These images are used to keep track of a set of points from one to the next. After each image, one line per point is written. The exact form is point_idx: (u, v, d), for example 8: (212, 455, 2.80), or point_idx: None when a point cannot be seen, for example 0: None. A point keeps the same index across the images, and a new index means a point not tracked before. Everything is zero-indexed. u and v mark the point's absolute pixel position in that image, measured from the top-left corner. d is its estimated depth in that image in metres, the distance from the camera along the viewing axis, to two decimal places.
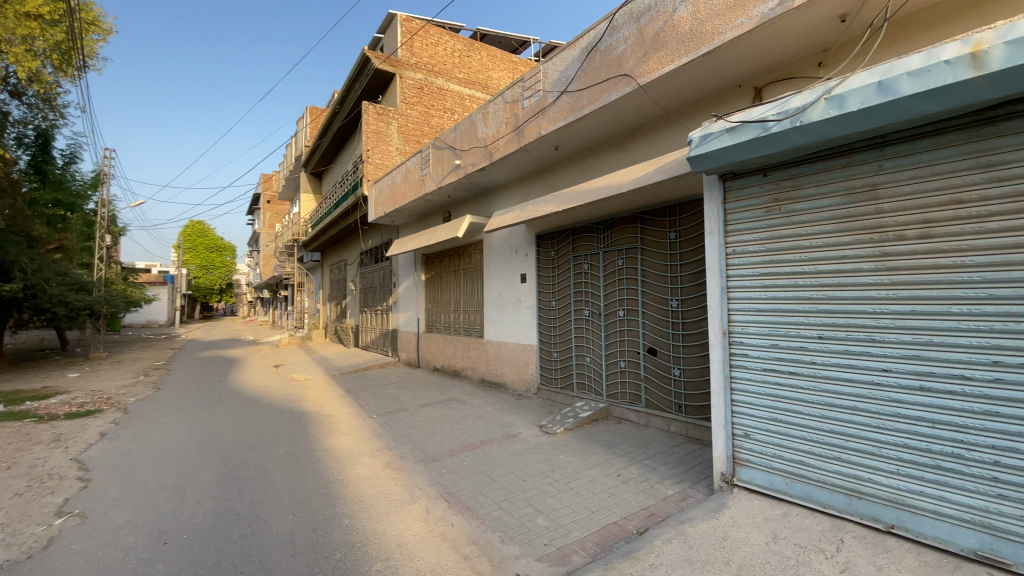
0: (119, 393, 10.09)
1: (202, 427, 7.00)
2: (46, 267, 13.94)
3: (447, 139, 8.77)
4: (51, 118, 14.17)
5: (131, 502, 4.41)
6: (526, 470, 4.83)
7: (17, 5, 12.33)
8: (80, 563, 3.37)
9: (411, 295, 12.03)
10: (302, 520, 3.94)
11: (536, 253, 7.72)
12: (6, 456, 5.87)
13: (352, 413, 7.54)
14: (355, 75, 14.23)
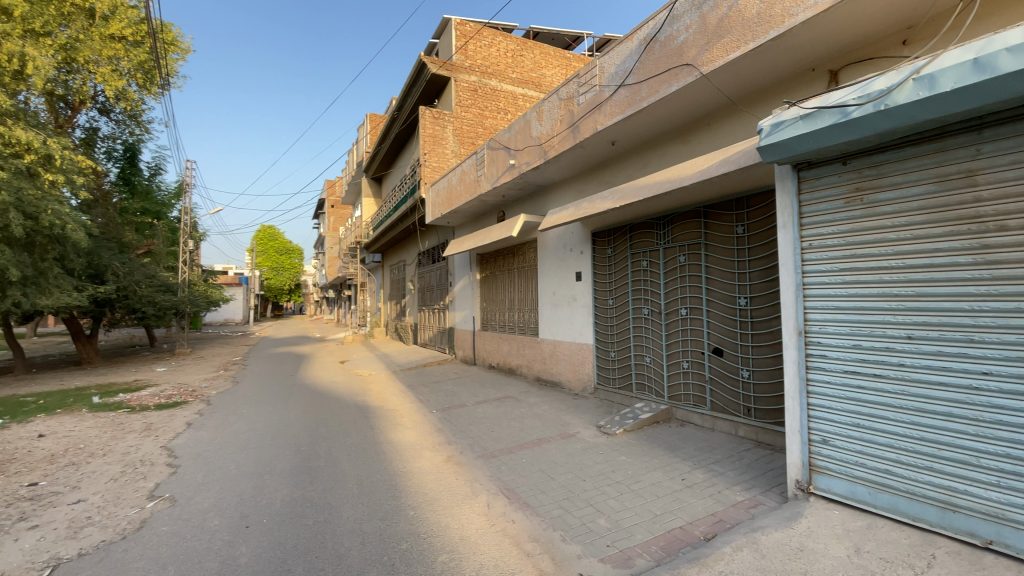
0: (202, 386, 10.94)
1: (277, 419, 7.46)
2: (137, 271, 15.36)
3: (501, 139, 8.85)
4: (136, 133, 15.85)
5: (214, 488, 4.75)
6: (585, 470, 4.78)
7: (103, 29, 13.88)
8: (172, 543, 3.67)
9: (466, 294, 12.22)
10: (370, 509, 4.10)
11: (591, 251, 7.63)
12: (107, 443, 6.50)
13: (412, 408, 7.75)
14: (411, 81, 14.68)
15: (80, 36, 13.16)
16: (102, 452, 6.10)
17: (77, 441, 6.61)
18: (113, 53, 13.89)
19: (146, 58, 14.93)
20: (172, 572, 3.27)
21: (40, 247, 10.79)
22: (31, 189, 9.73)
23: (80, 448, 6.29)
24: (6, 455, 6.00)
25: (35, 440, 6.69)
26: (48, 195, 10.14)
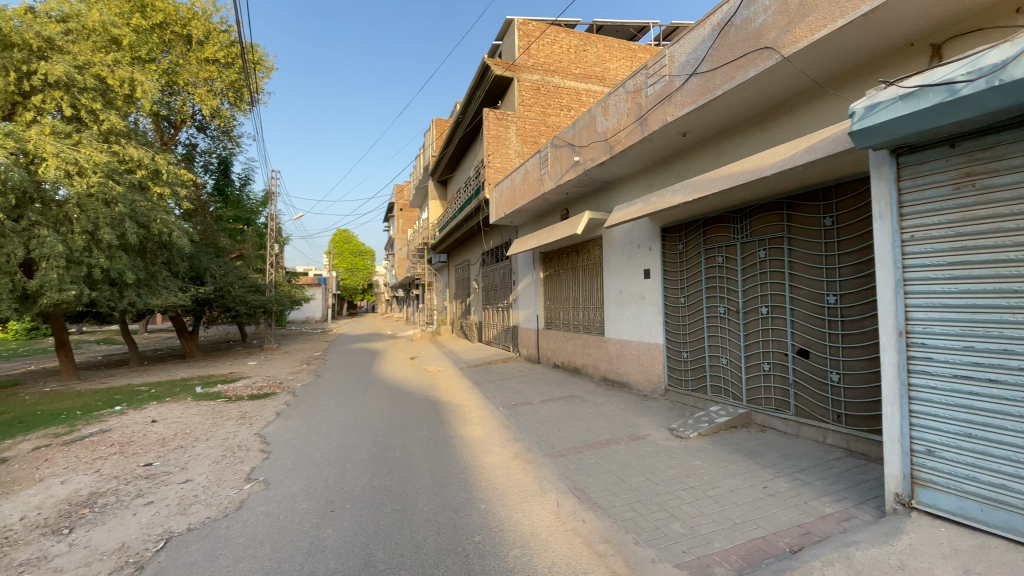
0: (288, 379, 11.81)
1: (355, 411, 7.91)
2: (231, 273, 16.88)
3: (565, 137, 8.80)
4: (228, 147, 17.34)
5: (301, 473, 5.12)
6: (658, 473, 4.65)
7: (200, 54, 15.53)
8: (266, 523, 4.00)
9: (531, 293, 12.28)
10: (444, 501, 4.23)
11: (661, 247, 7.41)
12: (209, 429, 7.20)
13: (480, 404, 7.92)
14: (475, 84, 14.98)
15: (180, 61, 14.93)
16: (206, 437, 6.76)
17: (185, 427, 7.37)
18: (208, 75, 15.54)
19: (236, 78, 16.38)
20: (268, 549, 3.55)
21: (151, 252, 12.12)
22: (142, 200, 10.97)
23: (187, 433, 7.02)
24: (129, 437, 6.81)
25: (151, 424, 7.53)
26: (156, 205, 11.38)
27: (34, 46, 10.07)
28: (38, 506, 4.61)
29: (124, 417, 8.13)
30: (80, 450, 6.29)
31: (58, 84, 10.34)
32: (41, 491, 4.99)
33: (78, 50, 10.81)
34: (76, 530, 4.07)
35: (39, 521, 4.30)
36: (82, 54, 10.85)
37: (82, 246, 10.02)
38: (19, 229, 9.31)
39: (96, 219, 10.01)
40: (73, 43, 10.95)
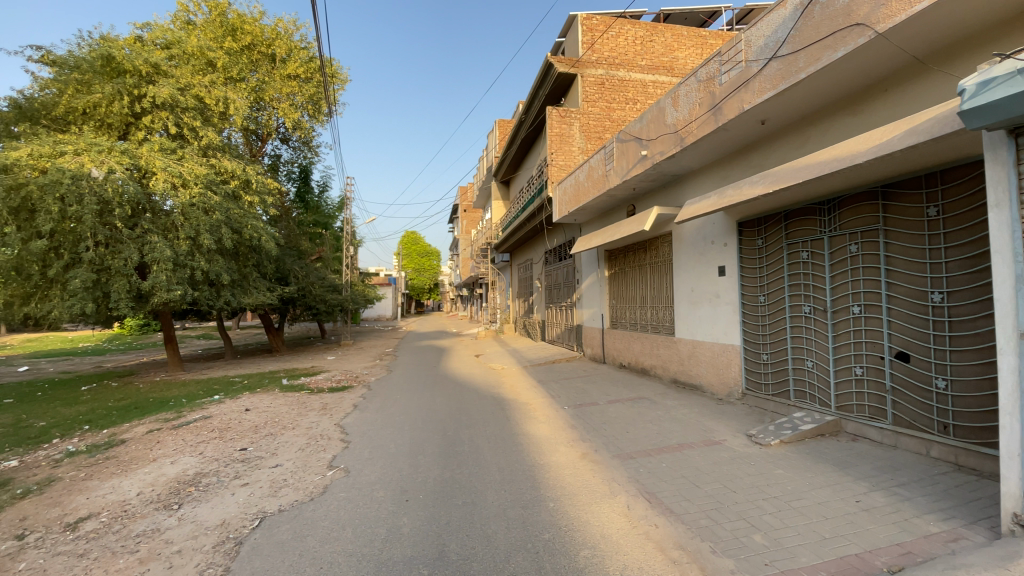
0: (363, 373, 12.45)
1: (425, 405, 8.21)
2: (311, 274, 18.08)
3: (632, 130, 8.59)
4: (308, 156, 18.56)
5: (378, 463, 5.39)
6: (735, 481, 4.43)
7: (284, 70, 16.75)
8: (348, 508, 4.25)
9: (595, 291, 12.12)
10: (513, 497, 4.28)
11: (737, 243, 7.04)
12: (295, 418, 7.76)
13: (545, 403, 7.93)
14: (538, 83, 15.00)
15: (266, 79, 16.13)
16: (292, 426, 7.30)
17: (274, 416, 8.00)
18: (290, 89, 16.70)
19: (315, 91, 17.38)
20: (349, 534, 3.77)
21: (243, 255, 13.08)
22: (235, 207, 12.00)
23: (276, 421, 7.61)
24: (227, 424, 7.50)
25: (245, 412, 8.25)
26: (246, 212, 12.39)
27: (143, 71, 11.33)
28: (154, 483, 5.19)
29: (222, 405, 8.97)
30: (187, 434, 7.01)
31: (164, 105, 11.57)
32: (156, 469, 5.61)
33: (179, 74, 12.01)
34: (185, 506, 4.55)
35: (155, 496, 4.85)
36: (183, 78, 12.07)
37: (185, 251, 11.11)
38: (135, 236, 10.57)
39: (197, 226, 11.07)
40: (175, 67, 12.22)
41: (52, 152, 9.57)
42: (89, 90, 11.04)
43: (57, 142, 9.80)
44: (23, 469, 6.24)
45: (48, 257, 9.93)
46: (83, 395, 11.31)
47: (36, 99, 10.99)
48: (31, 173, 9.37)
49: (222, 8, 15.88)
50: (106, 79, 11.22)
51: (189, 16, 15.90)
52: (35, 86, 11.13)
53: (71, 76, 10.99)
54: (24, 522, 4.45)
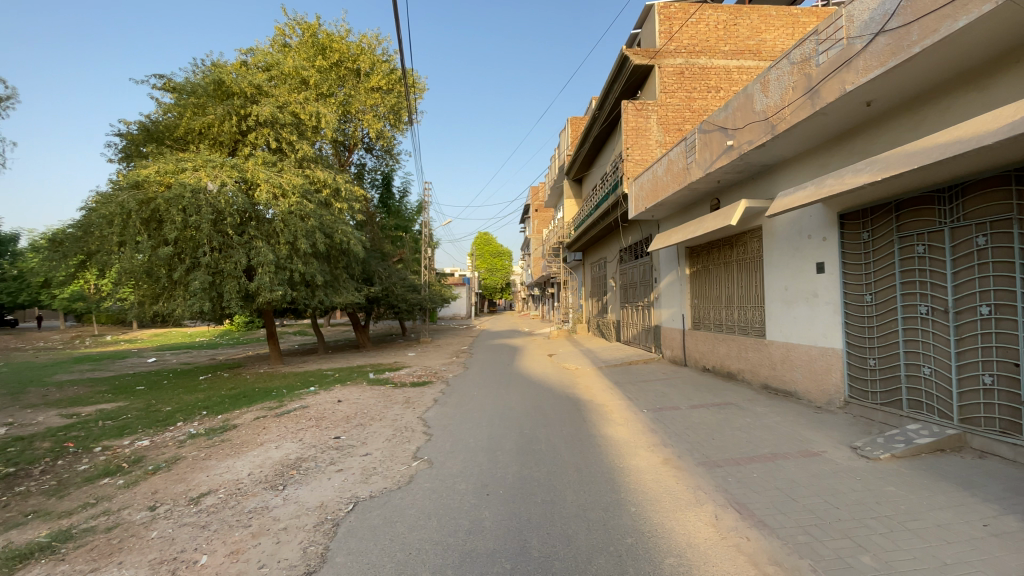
0: (442, 370, 12.91)
1: (502, 402, 8.36)
2: (393, 275, 19.05)
3: (716, 120, 8.18)
4: (390, 164, 19.60)
5: (459, 456, 5.57)
6: (837, 496, 4.07)
7: (368, 84, 17.82)
8: (433, 499, 4.43)
9: (675, 291, 11.67)
10: (593, 498, 4.24)
11: (838, 237, 6.47)
12: (381, 411, 8.22)
13: (622, 406, 7.75)
14: (613, 77, 14.75)
15: (352, 93, 17.25)
16: (378, 417, 7.74)
17: (362, 407, 8.53)
18: (373, 101, 17.69)
19: (396, 101, 18.26)
20: (435, 523, 3.93)
21: (333, 259, 14.07)
22: (327, 214, 12.96)
23: (364, 413, 8.11)
24: (321, 414, 8.11)
25: (337, 403, 8.87)
26: (336, 217, 13.34)
27: (248, 92, 12.55)
28: (262, 465, 5.73)
29: (317, 396, 9.72)
30: (288, 422, 7.67)
31: (266, 123, 12.75)
32: (262, 453, 6.20)
33: (278, 93, 13.16)
34: (288, 488, 4.98)
35: (262, 477, 5.36)
36: (281, 96, 13.20)
37: (285, 254, 12.15)
38: (242, 242, 11.72)
39: (295, 232, 12.06)
40: (274, 87, 13.42)
41: (175, 169, 10.90)
42: (203, 112, 12.40)
43: (179, 160, 11.14)
44: (156, 448, 7.16)
45: (173, 262, 11.22)
46: (201, 384, 12.76)
47: (162, 122, 12.67)
48: (158, 187, 10.73)
49: (313, 30, 17.21)
50: (216, 100, 12.49)
51: (285, 39, 17.40)
52: (160, 111, 12.75)
53: (189, 100, 12.41)
54: (159, 494, 5.11)
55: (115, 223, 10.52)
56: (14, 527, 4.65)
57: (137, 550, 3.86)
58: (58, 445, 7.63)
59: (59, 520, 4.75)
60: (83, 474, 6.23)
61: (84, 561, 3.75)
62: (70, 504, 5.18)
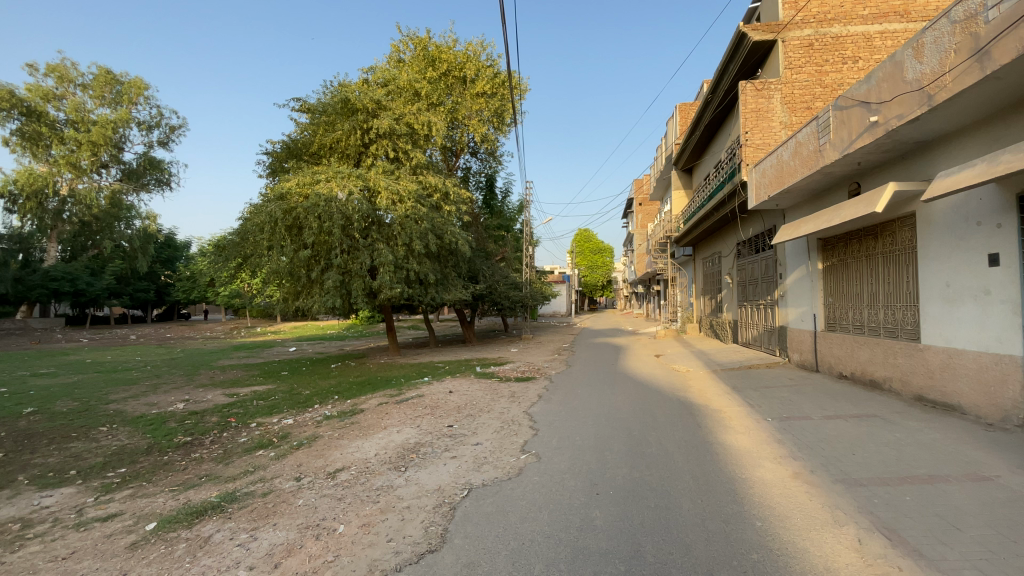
0: (545, 366, 13.04)
1: (608, 403, 8.21)
2: (497, 274, 19.63)
3: (856, 94, 7.24)
4: (494, 166, 20.30)
5: (567, 453, 5.59)
6: (1019, 529, 3.40)
7: (474, 89, 18.57)
8: (543, 492, 4.51)
9: (805, 287, 10.55)
10: (712, 509, 4.01)
11: (1019, 222, 5.41)
12: (489, 403, 8.54)
13: (742, 412, 7.19)
14: (728, 57, 13.73)
15: (459, 100, 18.14)
16: (488, 409, 8.05)
17: (472, 399, 8.94)
18: (478, 106, 18.38)
19: (500, 104, 18.80)
20: (546, 516, 4.00)
21: (443, 258, 14.90)
22: (438, 216, 13.82)
23: (474, 404, 8.49)
24: (436, 403, 8.65)
25: (449, 394, 9.40)
26: (446, 220, 14.14)
27: (369, 107, 13.77)
28: (386, 447, 6.27)
29: (430, 386, 10.38)
30: (407, 409, 8.29)
31: (385, 135, 13.89)
32: (386, 436, 6.77)
33: (395, 106, 14.25)
34: (409, 470, 5.39)
35: (387, 458, 5.85)
36: (398, 109, 14.28)
37: (402, 255, 13.12)
38: (366, 244, 12.84)
39: (411, 234, 13.02)
40: (391, 101, 14.53)
41: (312, 181, 12.33)
42: (333, 128, 13.85)
43: (315, 173, 12.60)
44: (299, 426, 8.18)
45: (311, 263, 12.65)
46: (332, 372, 14.28)
47: (300, 140, 14.41)
48: (298, 198, 12.22)
49: (424, 44, 18.41)
50: (343, 117, 13.87)
51: (399, 55, 18.80)
52: (299, 131, 14.51)
53: (321, 119, 13.92)
54: (302, 467, 5.83)
55: (265, 230, 12.16)
56: (194, 487, 5.62)
57: (287, 514, 4.45)
58: (224, 419, 9.04)
59: (226, 483, 5.63)
60: (243, 445, 7.32)
61: (246, 520, 4.41)
62: (234, 470, 6.13)
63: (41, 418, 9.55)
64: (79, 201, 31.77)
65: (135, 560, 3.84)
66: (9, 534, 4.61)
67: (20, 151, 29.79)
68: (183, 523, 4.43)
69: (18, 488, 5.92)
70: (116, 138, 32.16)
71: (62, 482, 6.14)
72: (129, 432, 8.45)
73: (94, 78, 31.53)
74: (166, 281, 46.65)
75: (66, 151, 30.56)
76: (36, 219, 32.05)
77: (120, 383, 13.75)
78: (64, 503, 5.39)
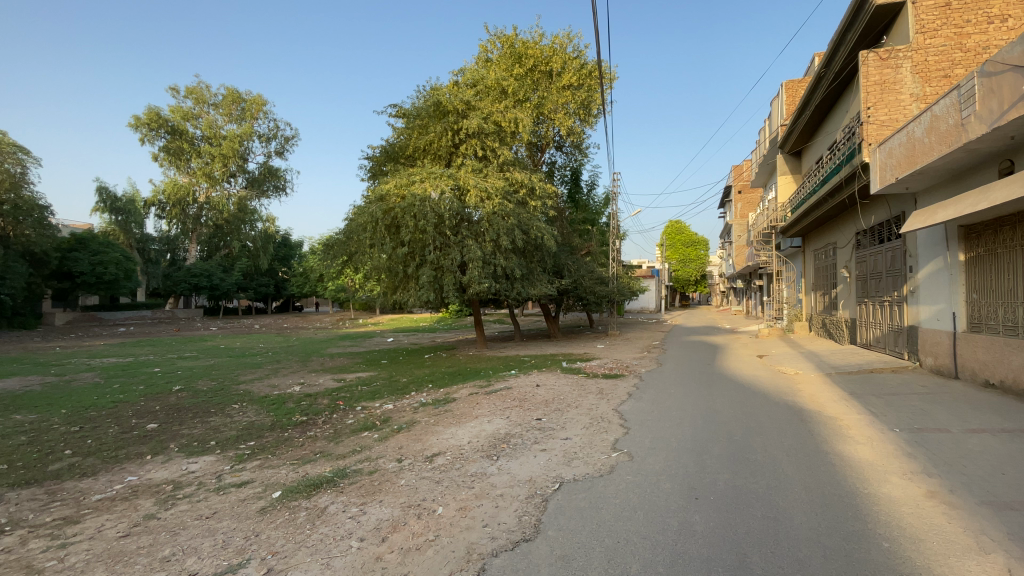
0: (634, 363, 12.69)
1: (705, 404, 7.76)
2: (582, 268, 19.37)
3: (1008, 57, 6.18)
4: (579, 159, 20.11)
5: (661, 454, 5.41)
6: None
7: (560, 82, 18.51)
8: (637, 492, 4.40)
9: (941, 282, 9.22)
10: (829, 524, 3.66)
11: None
12: (577, 399, 8.49)
13: (863, 422, 6.45)
14: (845, 26, 12.34)
15: (545, 94, 18.22)
16: (575, 405, 8.02)
17: (560, 393, 8.96)
18: (564, 99, 18.31)
19: (586, 95, 18.57)
20: (641, 516, 3.91)
21: (529, 254, 15.01)
22: (524, 212, 14.08)
23: (561, 399, 8.51)
24: (524, 395, 8.79)
25: (537, 387, 9.50)
26: (532, 215, 14.33)
27: (459, 108, 14.25)
28: (478, 435, 6.49)
29: (519, 379, 10.58)
30: (496, 400, 8.52)
31: (474, 134, 14.34)
32: (478, 425, 7.00)
33: (483, 105, 14.65)
34: (501, 459, 5.54)
35: (479, 446, 6.06)
36: (486, 108, 14.68)
37: (490, 251, 13.45)
38: (457, 241, 13.31)
39: (498, 230, 13.33)
40: (479, 101, 14.96)
41: (408, 182, 13.09)
42: (426, 131, 14.56)
43: (410, 175, 13.34)
44: (398, 411, 8.73)
45: (407, 260, 13.37)
46: (426, 362, 15.05)
47: (397, 144, 15.30)
48: (396, 198, 13.02)
49: (512, 41, 18.65)
50: (436, 119, 14.50)
51: (487, 54, 19.23)
52: (396, 135, 15.42)
53: (416, 123, 14.69)
54: (403, 449, 6.23)
55: (368, 230, 13.10)
56: (310, 461, 6.24)
57: (391, 493, 4.78)
58: (333, 402, 9.91)
59: (337, 460, 6.18)
60: (351, 426, 7.99)
61: (356, 495, 4.81)
62: (343, 449, 6.70)
63: (187, 395, 11.12)
64: (213, 207, 36.44)
65: (264, 523, 4.35)
66: (165, 493, 5.43)
67: (168, 165, 34.86)
68: (303, 493, 4.94)
69: (171, 454, 6.97)
70: (242, 150, 36.35)
71: (206, 451, 7.12)
72: (257, 410, 9.58)
73: (223, 98, 35.88)
74: (283, 277, 52.10)
75: (203, 163, 35.15)
76: (180, 224, 37.24)
77: (248, 367, 15.60)
78: (208, 469, 6.26)
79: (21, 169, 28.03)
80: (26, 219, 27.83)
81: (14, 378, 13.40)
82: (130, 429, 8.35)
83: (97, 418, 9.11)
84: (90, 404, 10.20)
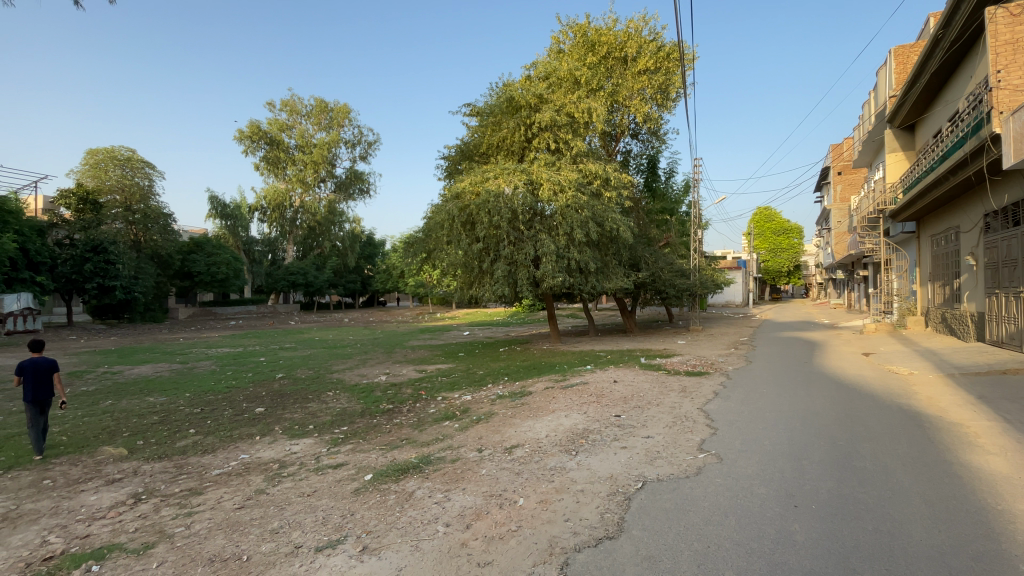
0: (719, 360, 12.06)
1: (801, 406, 7.15)
2: (660, 260, 18.63)
3: None
4: (656, 146, 19.40)
5: (754, 457, 5.08)
6: None
7: (636, 67, 17.94)
8: (728, 495, 4.17)
9: None
10: (954, 541, 3.24)
11: None
12: (658, 396, 8.20)
13: (994, 429, 5.61)
14: None
15: (620, 82, 17.75)
16: (656, 403, 7.75)
17: (639, 390, 8.72)
18: (640, 85, 17.75)
19: (664, 79, 17.84)
20: (733, 522, 3.70)
21: (604, 246, 14.69)
22: (598, 204, 13.82)
23: (641, 396, 8.25)
24: (601, 391, 8.64)
25: (615, 383, 9.31)
26: (607, 206, 14.04)
27: (532, 102, 14.32)
28: (556, 429, 6.48)
29: (595, 374, 10.44)
30: (573, 394, 8.47)
31: (546, 128, 14.30)
32: (555, 419, 7.00)
33: (556, 98, 14.64)
34: (580, 454, 5.49)
35: (557, 441, 6.04)
36: (559, 100, 14.64)
37: (564, 245, 13.38)
38: (531, 235, 13.36)
39: (572, 223, 13.21)
40: (552, 93, 14.95)
41: (483, 179, 13.30)
42: (500, 127, 14.70)
43: (485, 171, 13.61)
44: (476, 403, 8.96)
45: (482, 255, 13.56)
46: (501, 355, 15.31)
47: (471, 142, 15.62)
48: (471, 196, 13.29)
49: (584, 29, 18.28)
50: (509, 115, 14.60)
51: (560, 45, 19.04)
52: (470, 134, 15.74)
53: (489, 120, 14.90)
54: (482, 440, 6.38)
55: (445, 227, 13.50)
56: (397, 448, 6.59)
57: (473, 481, 4.92)
58: (416, 392, 10.39)
59: (422, 448, 6.46)
60: (433, 416, 8.31)
61: (440, 481, 5.00)
62: (427, 437, 6.99)
63: (288, 382, 12.18)
64: (307, 210, 39.55)
65: (358, 503, 4.65)
66: (272, 471, 6.00)
67: (268, 174, 38.31)
68: (392, 477, 5.22)
69: (276, 435, 7.67)
70: (330, 157, 39.14)
71: (305, 434, 7.76)
72: (349, 397, 10.30)
73: (313, 108, 38.64)
74: (369, 274, 55.38)
75: (298, 170, 38.26)
76: (280, 227, 40.66)
77: (339, 358, 16.81)
78: (308, 450, 6.83)
79: (149, 182, 32.38)
80: (154, 225, 32.14)
81: (148, 365, 15.43)
82: (241, 412, 9.31)
83: (215, 401, 10.26)
84: (209, 389, 11.50)
